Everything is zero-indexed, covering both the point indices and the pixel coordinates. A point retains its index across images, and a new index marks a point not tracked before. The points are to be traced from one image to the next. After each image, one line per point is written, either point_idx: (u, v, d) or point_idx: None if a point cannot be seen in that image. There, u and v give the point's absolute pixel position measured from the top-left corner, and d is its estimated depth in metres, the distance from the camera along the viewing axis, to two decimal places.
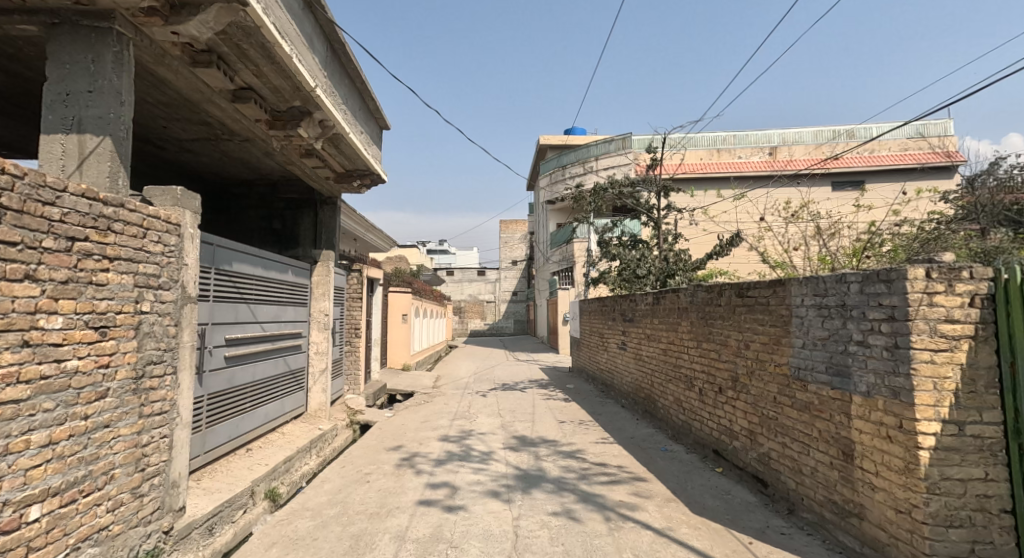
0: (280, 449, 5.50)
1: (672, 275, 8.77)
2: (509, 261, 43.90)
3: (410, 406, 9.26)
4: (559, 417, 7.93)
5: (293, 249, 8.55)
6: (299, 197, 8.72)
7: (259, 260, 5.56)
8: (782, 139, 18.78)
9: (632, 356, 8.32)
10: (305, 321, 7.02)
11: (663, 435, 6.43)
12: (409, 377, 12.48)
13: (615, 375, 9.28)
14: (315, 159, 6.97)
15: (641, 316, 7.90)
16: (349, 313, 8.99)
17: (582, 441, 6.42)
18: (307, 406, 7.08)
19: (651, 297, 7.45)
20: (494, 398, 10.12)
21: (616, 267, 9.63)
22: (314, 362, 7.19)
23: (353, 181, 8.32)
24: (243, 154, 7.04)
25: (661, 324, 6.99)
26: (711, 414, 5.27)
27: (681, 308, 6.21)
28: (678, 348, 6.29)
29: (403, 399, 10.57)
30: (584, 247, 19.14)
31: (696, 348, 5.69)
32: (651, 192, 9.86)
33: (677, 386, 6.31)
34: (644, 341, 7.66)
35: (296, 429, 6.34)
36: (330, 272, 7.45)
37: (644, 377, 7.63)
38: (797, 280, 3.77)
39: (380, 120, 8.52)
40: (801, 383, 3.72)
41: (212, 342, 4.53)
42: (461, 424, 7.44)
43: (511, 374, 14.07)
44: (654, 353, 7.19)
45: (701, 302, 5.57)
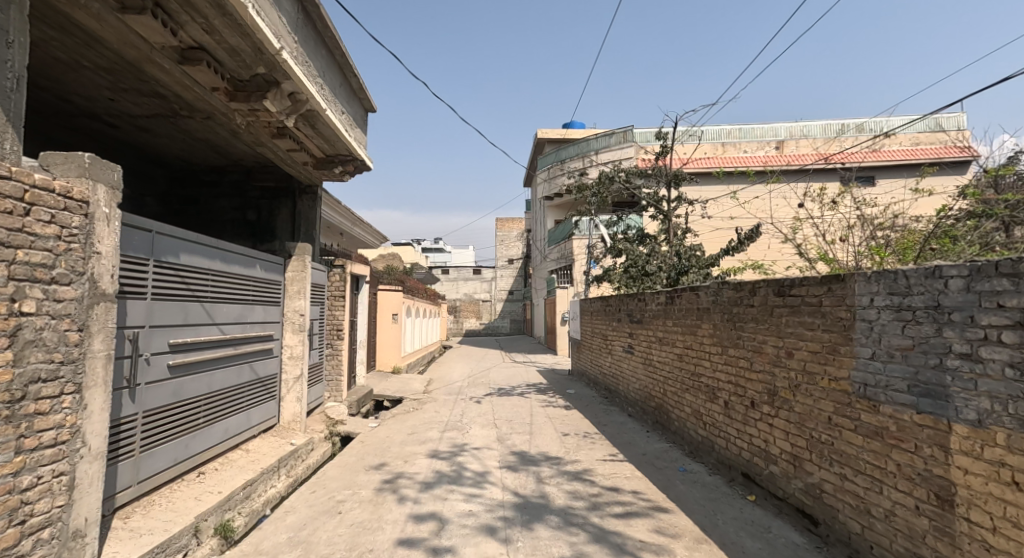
0: (241, 471, 4.74)
1: (685, 272, 8.03)
2: (506, 260, 43.16)
3: (397, 415, 8.49)
4: (561, 428, 7.19)
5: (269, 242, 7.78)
6: (276, 185, 7.95)
7: (217, 252, 4.80)
8: (789, 133, 18.08)
9: (640, 361, 7.62)
10: (275, 322, 6.25)
11: (679, 452, 5.72)
12: (400, 382, 11.71)
13: (621, 381, 8.56)
14: (288, 139, 6.20)
15: (652, 318, 7.19)
16: (331, 313, 8.23)
17: (588, 458, 5.68)
18: (279, 417, 6.31)
19: (663, 298, 6.74)
20: (489, 405, 9.37)
21: (622, 264, 8.90)
22: (287, 368, 6.42)
23: (334, 168, 7.57)
24: (208, 135, 6.26)
25: (675, 327, 6.28)
26: (740, 432, 4.57)
27: (701, 309, 5.50)
28: (698, 354, 5.57)
29: (390, 406, 9.81)
30: (583, 244, 18.43)
31: (721, 356, 4.99)
32: (658, 183, 9.03)
33: (696, 397, 5.61)
34: (656, 346, 6.96)
35: (264, 446, 5.58)
36: (307, 268, 6.68)
37: (655, 384, 6.93)
38: (862, 275, 3.04)
39: (364, 101, 7.76)
40: (869, 403, 3.00)
41: (150, 349, 3.78)
42: (452, 438, 6.69)
43: (508, 377, 13.31)
44: (667, 358, 6.50)
45: (727, 303, 4.86)
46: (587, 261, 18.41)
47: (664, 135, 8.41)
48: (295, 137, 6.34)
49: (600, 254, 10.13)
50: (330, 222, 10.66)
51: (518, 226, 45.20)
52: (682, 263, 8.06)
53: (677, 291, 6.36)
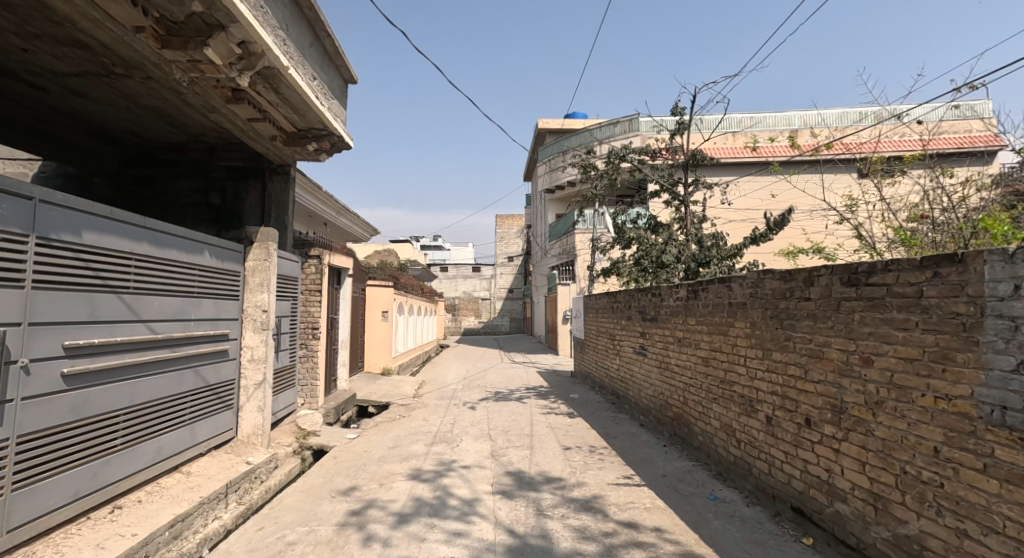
0: (173, 501, 3.83)
1: (706, 264, 7.10)
2: (506, 257, 42.34)
3: (381, 424, 7.61)
4: (564, 441, 6.30)
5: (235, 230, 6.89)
6: (243, 165, 7.06)
7: (145, 233, 3.92)
8: (803, 122, 17.18)
9: (655, 365, 6.76)
10: (232, 319, 5.36)
11: (705, 474, 4.84)
12: (389, 385, 10.84)
13: (632, 386, 7.70)
14: (247, 105, 5.30)
15: (669, 316, 6.34)
16: (306, 310, 7.33)
17: (597, 481, 4.79)
18: (237, 430, 5.41)
19: (684, 293, 5.87)
20: (484, 412, 8.49)
21: (634, 256, 7.99)
22: (247, 372, 5.53)
23: (308, 144, 6.66)
24: (154, 101, 5.35)
25: (700, 326, 5.40)
26: (789, 456, 3.69)
27: (733, 304, 4.63)
28: (730, 359, 4.70)
29: (375, 412, 8.94)
30: (586, 238, 17.66)
31: (762, 362, 4.12)
32: (675, 164, 8.08)
33: (726, 409, 4.75)
34: (674, 348, 6.11)
35: (212, 466, 4.68)
36: (272, 256, 5.77)
37: (673, 392, 6.07)
38: (998, 253, 2.16)
39: (343, 71, 6.88)
40: (1012, 434, 2.12)
41: (30, 354, 2.90)
42: (439, 453, 5.81)
43: (506, 379, 12.44)
44: (690, 363, 5.62)
45: (771, 298, 3.98)
46: (591, 257, 17.54)
47: (681, 110, 7.48)
48: (256, 104, 5.44)
49: (605, 245, 9.15)
50: (310, 210, 9.75)
51: (519, 223, 44.37)
52: (701, 253, 7.15)
53: (699, 284, 5.48)
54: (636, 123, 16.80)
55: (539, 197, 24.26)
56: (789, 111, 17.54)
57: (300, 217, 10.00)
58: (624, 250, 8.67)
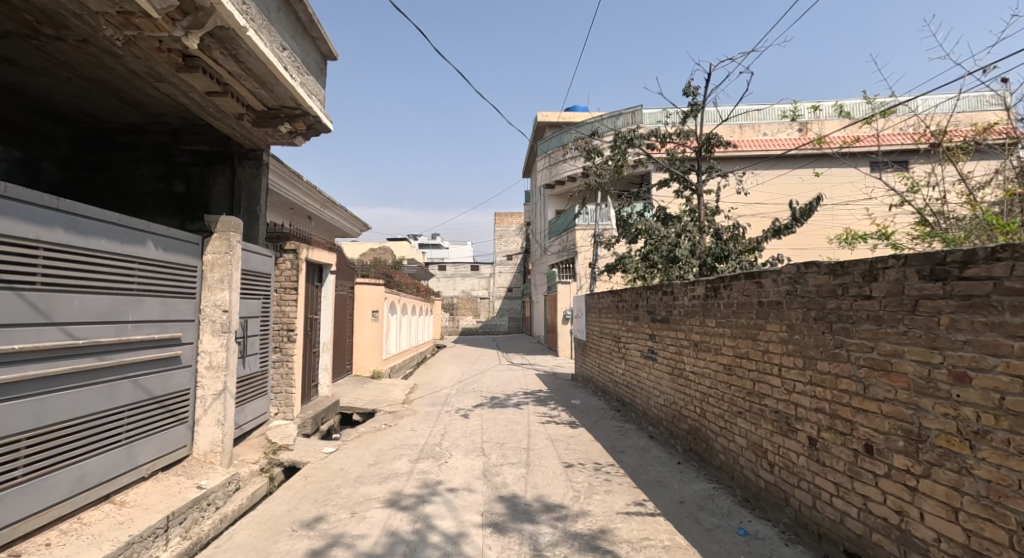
0: (91, 544, 3.14)
1: (724, 259, 6.41)
2: (505, 256, 41.70)
3: (363, 436, 6.94)
4: (565, 458, 5.64)
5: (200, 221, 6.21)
6: (210, 149, 6.37)
7: (61, 217, 3.26)
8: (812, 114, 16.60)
9: (667, 371, 6.14)
10: (185, 321, 4.67)
11: (730, 501, 4.19)
12: (377, 390, 10.17)
13: (641, 394, 7.07)
14: (202, 75, 4.62)
15: (682, 317, 5.70)
16: (281, 310, 6.64)
17: (605, 510, 4.11)
18: (191, 447, 4.72)
19: (700, 292, 5.21)
20: (477, 420, 7.83)
21: (641, 250, 7.32)
22: (205, 382, 4.84)
23: (281, 126, 5.98)
24: (97, 70, 4.66)
25: (720, 329, 4.75)
26: (840, 487, 3.04)
27: (763, 305, 3.98)
28: (759, 368, 4.06)
29: (360, 420, 8.26)
30: (587, 235, 16.97)
31: (803, 373, 3.45)
32: (686, 150, 7.40)
33: (753, 425, 4.10)
34: (689, 353, 5.48)
35: (154, 493, 3.99)
36: (235, 249, 5.07)
37: (688, 402, 5.44)
38: None
39: (320, 44, 6.18)
40: None
41: None
42: (424, 473, 5.14)
43: (503, 383, 11.80)
44: (709, 371, 4.97)
45: (816, 296, 3.31)
46: (593, 254, 16.91)
47: (694, 90, 6.81)
48: (214, 75, 4.75)
49: (609, 240, 8.45)
50: (290, 202, 9.05)
51: (518, 221, 43.78)
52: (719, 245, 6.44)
53: (719, 280, 4.81)
54: (639, 115, 16.11)
55: (538, 193, 23.62)
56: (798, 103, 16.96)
57: (280, 209, 9.31)
58: (630, 244, 7.99)
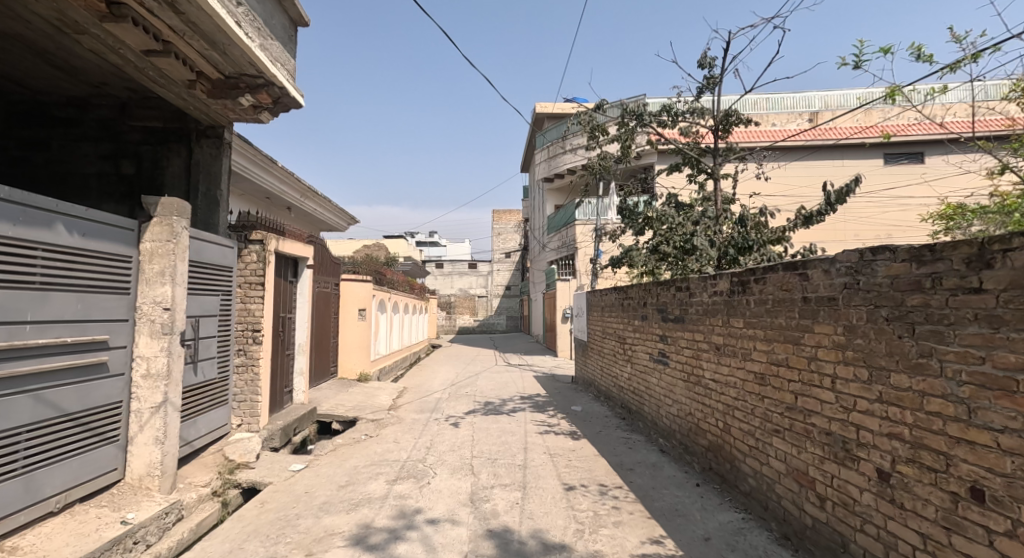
0: None
1: (748, 251, 5.61)
2: (503, 254, 41.00)
3: (340, 448, 6.21)
4: (565, 478, 4.91)
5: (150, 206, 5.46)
6: (164, 126, 5.61)
7: None
8: (823, 104, 15.92)
9: (681, 378, 5.43)
10: (115, 321, 3.92)
11: (766, 538, 3.47)
12: (362, 395, 9.45)
13: (651, 403, 6.36)
14: (135, 26, 3.87)
15: (700, 317, 4.98)
16: (245, 308, 5.89)
17: (617, 552, 3.37)
18: (122, 472, 3.97)
19: (723, 287, 4.49)
20: (468, 430, 7.11)
21: (650, 241, 6.57)
22: (141, 393, 4.08)
23: (241, 97, 5.21)
24: (10, 23, 3.91)
25: (749, 330, 4.04)
26: (928, 541, 2.33)
27: (809, 302, 3.25)
28: (802, 378, 3.33)
29: (340, 429, 7.54)
30: (587, 230, 16.22)
31: (868, 388, 2.73)
32: (701, 131, 6.62)
33: (794, 448, 3.39)
34: (708, 358, 4.77)
35: (62, 532, 3.24)
36: (179, 236, 4.31)
37: (708, 415, 4.73)
38: None
39: (287, 7, 5.43)
40: None
41: None
42: (402, 498, 4.42)
43: (498, 386, 11.09)
44: (736, 380, 4.25)
45: (891, 290, 2.57)
46: (593, 250, 16.21)
47: (711, 62, 6.07)
48: (151, 29, 4.00)
49: (614, 231, 7.68)
50: (265, 190, 8.27)
51: (516, 218, 43.08)
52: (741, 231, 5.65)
53: (746, 272, 4.08)
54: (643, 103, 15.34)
55: (537, 187, 22.92)
56: (808, 92, 16.29)
57: (255, 198, 8.54)
58: (638, 236, 7.24)
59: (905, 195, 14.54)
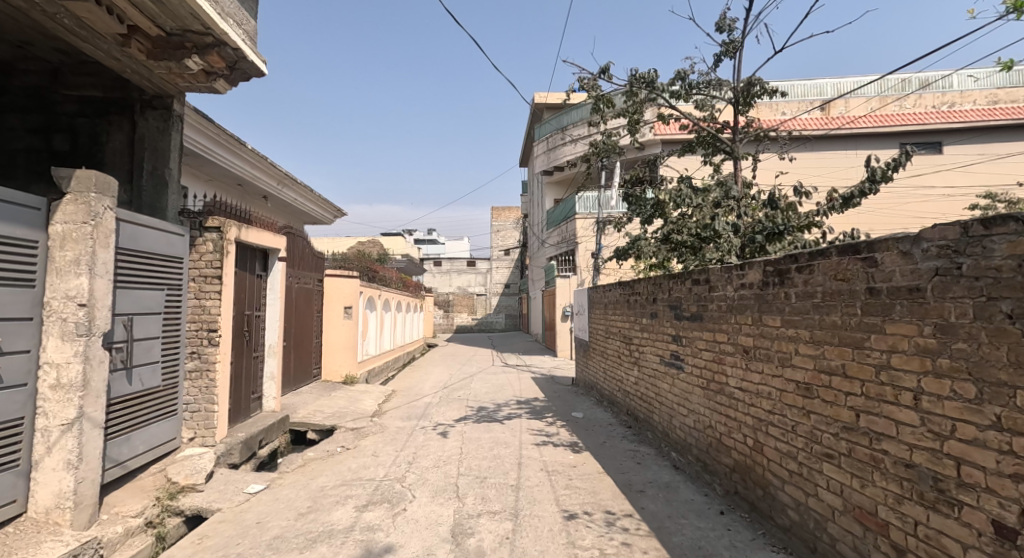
0: None
1: (781, 237, 4.75)
2: (502, 251, 40.33)
3: (309, 464, 5.48)
4: (565, 504, 4.20)
5: None
6: (103, 97, 4.88)
7: None
8: (836, 91, 15.19)
9: (699, 385, 4.71)
10: (12, 319, 3.17)
11: None
12: (345, 399, 8.74)
13: (663, 413, 5.65)
14: None
15: (723, 315, 4.26)
16: (199, 306, 5.13)
17: None
18: (22, 505, 3.22)
19: (754, 278, 3.75)
20: (457, 441, 6.40)
21: (661, 230, 5.84)
22: (49, 408, 3.34)
23: (189, 56, 4.44)
24: None
25: (789, 330, 3.30)
26: None
27: (880, 295, 2.51)
28: (866, 391, 2.61)
29: (315, 439, 6.83)
30: (589, 224, 15.47)
31: (976, 410, 2.01)
32: (719, 107, 5.86)
33: (854, 479, 2.68)
34: (734, 363, 4.05)
35: None
36: (99, 219, 3.56)
37: (734, 430, 4.01)
38: None
39: None
40: None
41: None
42: (370, 532, 3.69)
43: (493, 389, 10.37)
44: (770, 390, 3.54)
45: (1022, 277, 1.84)
46: (594, 245, 15.47)
47: (731, 24, 5.34)
48: None
49: (617, 220, 6.93)
50: (236, 176, 7.53)
51: (516, 215, 42.37)
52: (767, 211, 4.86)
53: (785, 259, 3.33)
54: None
55: (536, 181, 22.21)
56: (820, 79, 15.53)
57: (224, 185, 7.79)
58: (645, 225, 6.50)
59: (921, 186, 13.81)
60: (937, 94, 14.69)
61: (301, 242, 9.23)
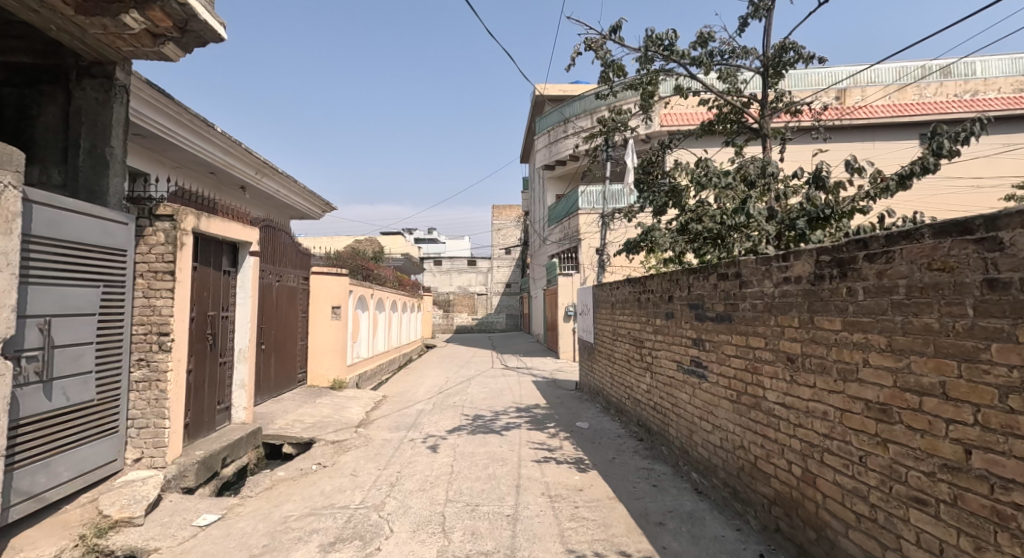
0: None
1: (825, 223, 4.02)
2: (503, 249, 39.71)
3: (277, 486, 4.79)
4: (572, 542, 3.50)
5: (28, 171, 4.24)
6: (37, 65, 4.23)
7: None
8: (852, 80, 14.49)
9: (728, 396, 4.03)
10: None
11: None
12: (330, 407, 8.07)
13: (681, 427, 4.97)
14: None
15: (758, 316, 3.57)
16: (148, 306, 4.44)
17: None
18: None
19: (802, 271, 3.05)
20: (449, 456, 5.72)
21: (679, 218, 5.13)
22: None
23: (127, 15, 3.70)
24: None
25: (855, 336, 2.60)
26: None
27: (1013, 289, 1.81)
28: (983, 420, 1.92)
29: (291, 453, 6.15)
30: (593, 220, 14.76)
31: None
32: (744, 78, 5.14)
33: (963, 538, 1.99)
34: (774, 374, 3.37)
35: None
36: None
37: (774, 454, 3.34)
38: None
39: None
40: None
41: None
42: None
43: (491, 395, 9.68)
44: (823, 409, 2.85)
45: None
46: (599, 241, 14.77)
47: None
48: None
49: (626, 209, 6.21)
50: (207, 164, 6.85)
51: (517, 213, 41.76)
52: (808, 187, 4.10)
53: (850, 245, 2.62)
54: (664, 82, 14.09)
55: (537, 177, 21.56)
56: (834, 68, 14.83)
57: (195, 173, 7.10)
58: (658, 214, 5.79)
59: (946, 177, 13.04)
60: (959, 81, 13.95)
61: (282, 237, 8.55)
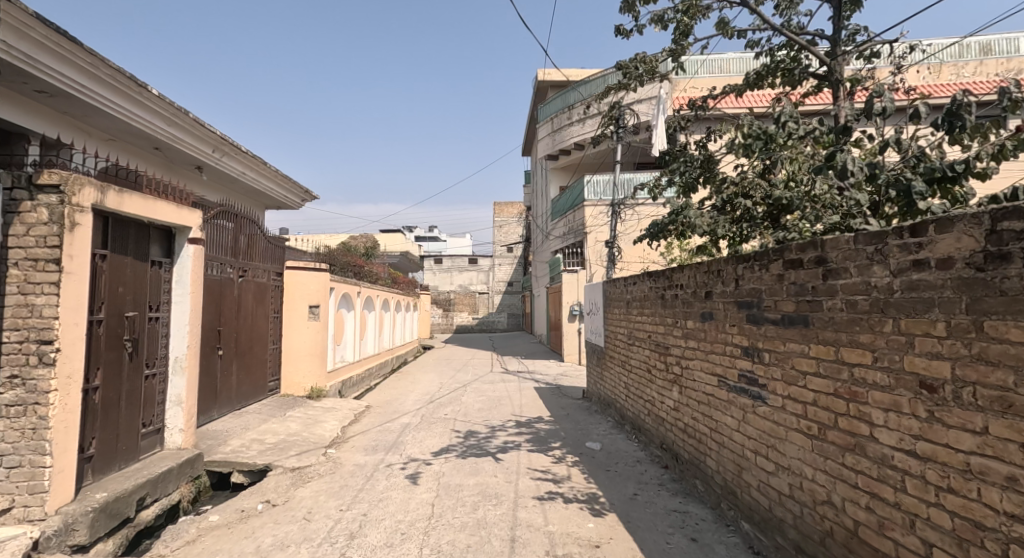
0: None
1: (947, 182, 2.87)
2: (504, 247, 38.59)
3: (202, 539, 3.70)
4: None
5: None
6: None
7: None
8: None
9: (803, 430, 2.91)
10: None
11: None
12: (301, 421, 6.98)
13: (724, 461, 3.86)
14: None
15: (860, 320, 2.46)
16: (24, 305, 3.35)
17: None
18: None
19: (956, 250, 1.92)
20: (432, 489, 4.63)
21: (731, 193, 4.05)
22: None
23: None
24: None
25: None
26: None
27: None
28: None
29: (241, 483, 5.07)
30: (600, 212, 13.64)
31: None
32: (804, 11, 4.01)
33: None
34: (891, 406, 2.26)
35: None
36: None
37: (894, 527, 2.23)
38: None
39: None
40: None
41: None
42: None
43: (488, 405, 8.57)
44: (1009, 474, 1.74)
45: None
46: (606, 235, 13.65)
47: None
48: None
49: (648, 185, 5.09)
50: (148, 137, 5.75)
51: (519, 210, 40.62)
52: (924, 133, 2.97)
53: None
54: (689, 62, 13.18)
55: (539, 169, 20.46)
56: None
57: (136, 147, 6.00)
58: (689, 192, 4.66)
59: None
60: (999, 60, 12.78)
61: (248, 227, 7.47)
